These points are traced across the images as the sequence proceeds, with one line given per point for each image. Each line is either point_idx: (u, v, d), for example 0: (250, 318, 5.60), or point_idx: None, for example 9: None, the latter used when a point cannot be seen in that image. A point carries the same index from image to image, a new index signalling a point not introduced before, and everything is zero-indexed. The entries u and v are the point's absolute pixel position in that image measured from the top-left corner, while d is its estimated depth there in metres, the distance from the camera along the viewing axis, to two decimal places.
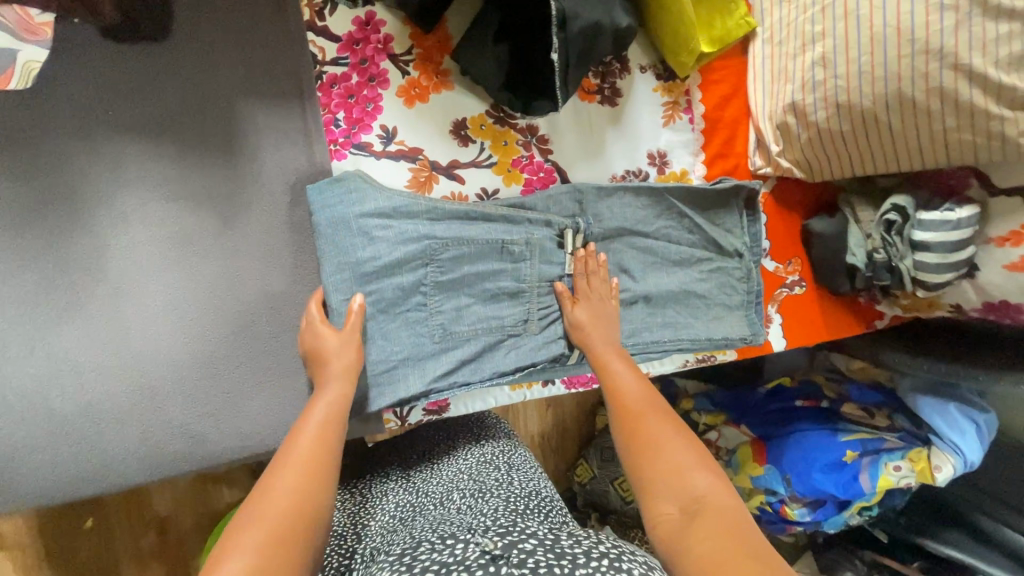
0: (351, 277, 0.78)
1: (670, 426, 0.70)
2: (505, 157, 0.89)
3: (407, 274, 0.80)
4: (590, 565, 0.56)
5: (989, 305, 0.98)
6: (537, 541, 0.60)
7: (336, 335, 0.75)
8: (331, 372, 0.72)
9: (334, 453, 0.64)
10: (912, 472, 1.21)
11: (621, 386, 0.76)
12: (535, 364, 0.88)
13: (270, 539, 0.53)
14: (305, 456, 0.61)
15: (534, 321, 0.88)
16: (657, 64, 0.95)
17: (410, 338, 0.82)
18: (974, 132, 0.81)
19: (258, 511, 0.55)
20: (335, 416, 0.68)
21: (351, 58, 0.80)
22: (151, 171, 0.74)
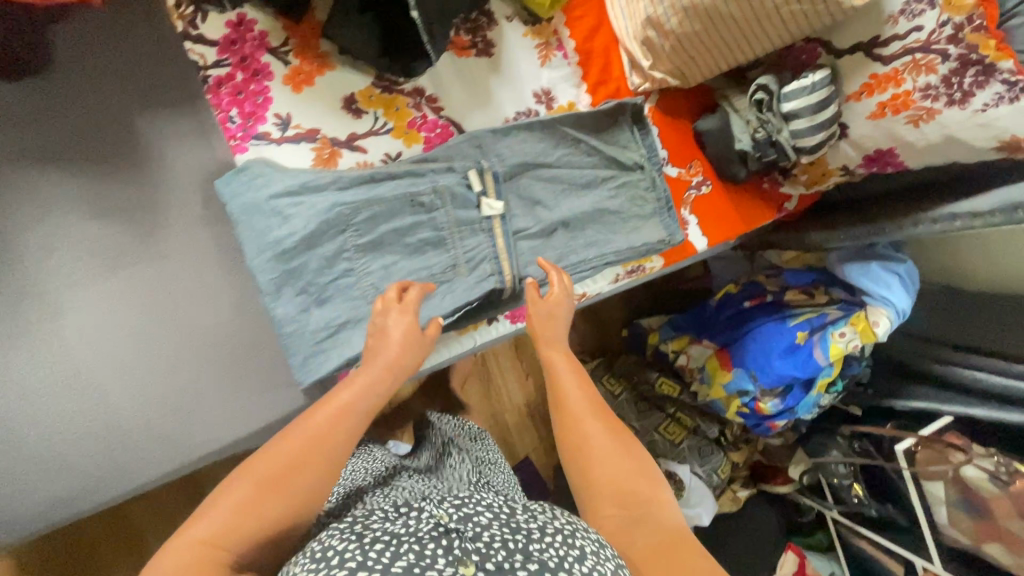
0: (274, 256, 0.82)
1: (621, 440, 0.80)
2: (400, 122, 0.95)
3: (327, 244, 0.86)
4: (544, 540, 0.59)
5: (868, 158, 1.07)
6: (494, 513, 0.62)
7: (402, 325, 0.80)
8: (383, 363, 0.76)
9: (347, 433, 0.69)
10: (856, 334, 1.29)
11: (564, 388, 0.86)
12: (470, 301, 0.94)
13: (241, 505, 0.61)
14: (314, 431, 0.67)
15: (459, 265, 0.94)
16: (521, 12, 1.03)
17: (346, 303, 0.87)
18: (800, 2, 0.91)
19: (244, 478, 0.63)
20: (354, 422, 0.70)
21: (231, 58, 0.85)
22: (62, 195, 0.77)
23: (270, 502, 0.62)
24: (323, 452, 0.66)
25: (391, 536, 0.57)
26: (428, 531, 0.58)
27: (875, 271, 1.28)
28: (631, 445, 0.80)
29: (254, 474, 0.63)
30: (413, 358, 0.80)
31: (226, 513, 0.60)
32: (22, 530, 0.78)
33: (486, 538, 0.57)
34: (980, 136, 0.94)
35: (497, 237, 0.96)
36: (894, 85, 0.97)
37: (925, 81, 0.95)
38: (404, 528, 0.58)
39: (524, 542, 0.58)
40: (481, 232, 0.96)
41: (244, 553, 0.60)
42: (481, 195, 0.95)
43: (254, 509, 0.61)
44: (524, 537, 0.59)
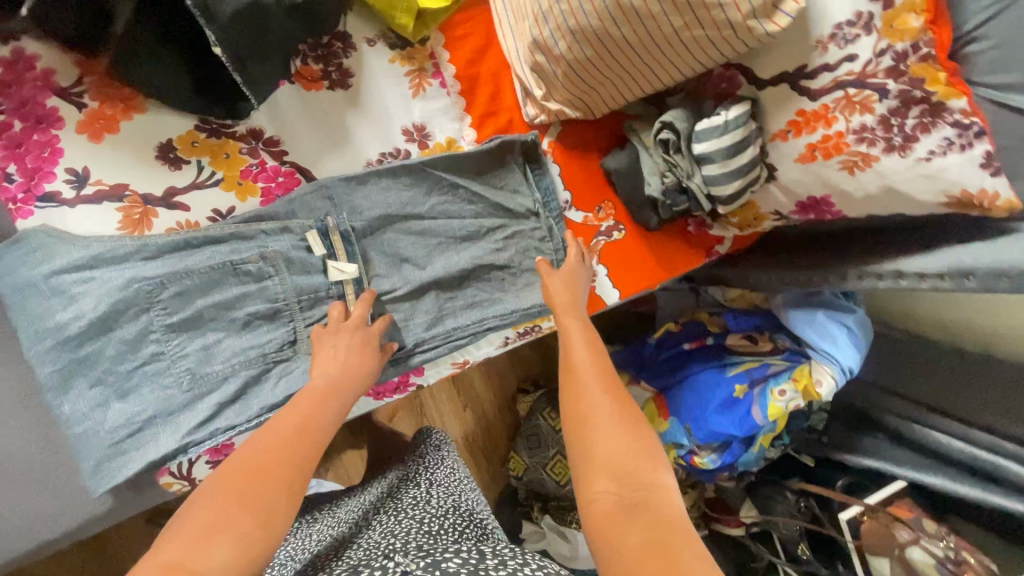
0: (56, 344, 0.70)
1: (627, 410, 0.67)
2: (231, 171, 0.81)
3: (127, 325, 0.73)
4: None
5: (801, 205, 0.91)
6: (462, 560, 0.70)
7: (347, 335, 0.78)
8: (327, 380, 0.72)
9: (315, 442, 0.65)
10: (797, 392, 1.14)
11: (573, 348, 0.77)
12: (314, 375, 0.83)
13: (211, 517, 0.54)
14: (282, 436, 0.63)
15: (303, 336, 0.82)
16: (386, 33, 0.88)
17: (154, 393, 0.75)
18: (703, 27, 0.74)
19: (207, 494, 0.56)
20: (316, 428, 0.66)
21: (7, 104, 0.71)
22: None
23: (242, 517, 0.55)
24: (296, 453, 0.62)
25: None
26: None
27: (820, 321, 1.13)
28: (633, 418, 0.66)
29: (222, 487, 0.57)
30: (375, 363, 0.78)
31: (186, 533, 0.53)
32: None
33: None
34: (924, 188, 0.78)
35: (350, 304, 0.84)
36: (825, 124, 0.80)
37: (860, 121, 0.78)
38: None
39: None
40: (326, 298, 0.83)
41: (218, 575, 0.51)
42: (329, 258, 0.83)
43: (227, 520, 0.54)
44: None
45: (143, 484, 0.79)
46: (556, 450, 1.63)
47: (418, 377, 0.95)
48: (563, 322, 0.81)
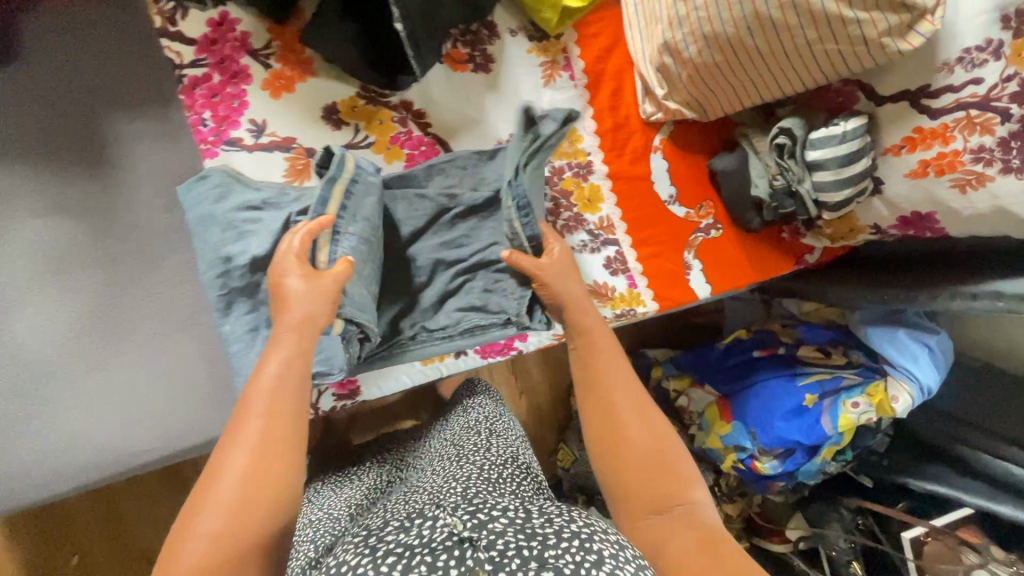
0: (227, 272, 0.80)
1: (657, 424, 0.71)
2: (382, 136, 0.90)
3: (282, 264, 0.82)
4: (561, 545, 0.49)
5: (903, 219, 0.94)
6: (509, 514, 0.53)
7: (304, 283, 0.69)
8: (290, 323, 0.66)
9: (290, 421, 0.60)
10: (871, 407, 1.16)
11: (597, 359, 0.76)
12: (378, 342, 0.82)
13: (225, 523, 0.54)
14: (260, 428, 0.58)
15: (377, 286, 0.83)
16: (527, 26, 0.96)
17: None
18: (836, 41, 0.80)
19: (213, 502, 0.54)
20: (291, 389, 0.62)
21: (210, 59, 0.82)
22: (22, 190, 0.75)
23: (255, 519, 0.55)
24: (276, 444, 0.58)
25: (405, 547, 0.48)
26: (438, 541, 0.48)
27: (902, 339, 1.15)
28: (666, 429, 0.71)
29: (229, 490, 0.55)
30: (327, 316, 0.69)
31: (204, 539, 0.53)
32: None
33: (501, 545, 0.48)
34: None
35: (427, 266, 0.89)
36: (942, 143, 0.84)
37: (979, 141, 0.81)
38: (418, 538, 0.48)
39: (540, 548, 0.48)
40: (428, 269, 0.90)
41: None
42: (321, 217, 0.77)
43: (241, 528, 0.54)
44: (541, 543, 0.49)
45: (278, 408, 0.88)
46: None
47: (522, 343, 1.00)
48: (577, 322, 0.80)
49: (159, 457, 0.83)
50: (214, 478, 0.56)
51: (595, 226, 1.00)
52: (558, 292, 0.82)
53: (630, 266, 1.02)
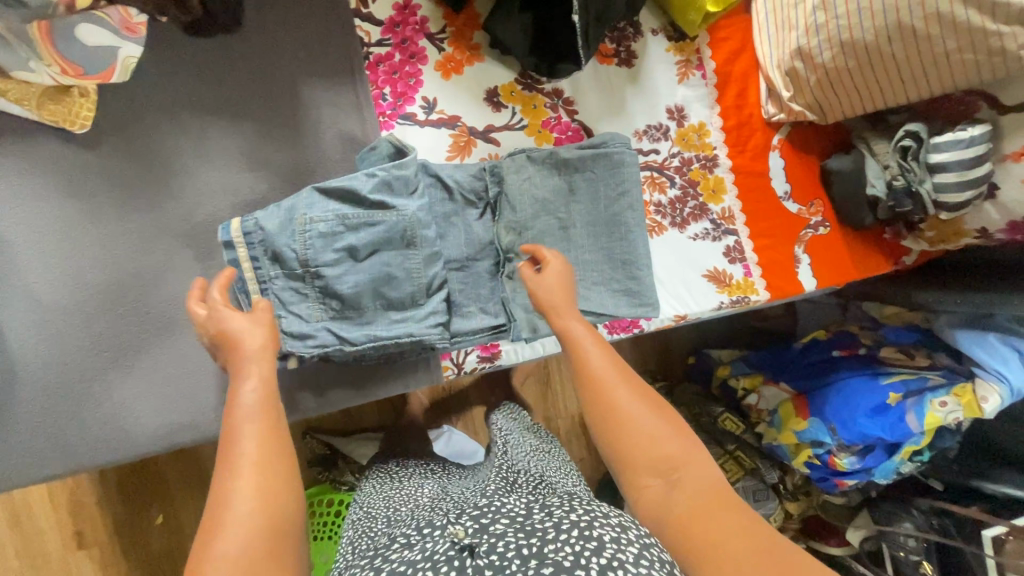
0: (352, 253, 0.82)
1: (650, 403, 0.62)
2: (535, 120, 0.97)
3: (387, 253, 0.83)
4: (559, 538, 0.55)
5: (1013, 224, 1.00)
6: (511, 517, 0.59)
7: (245, 316, 0.61)
8: (247, 353, 0.58)
9: (283, 441, 0.52)
10: (959, 406, 1.21)
11: (580, 347, 0.66)
12: (354, 347, 0.82)
13: (252, 550, 0.47)
14: (259, 461, 0.50)
15: (337, 292, 0.82)
16: (667, 26, 1.04)
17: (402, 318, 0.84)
18: (975, 51, 0.86)
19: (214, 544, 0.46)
20: (270, 408, 0.54)
21: (394, 39, 0.90)
22: (229, 146, 0.83)
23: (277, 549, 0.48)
24: (281, 470, 0.51)
25: (406, 565, 0.55)
26: (445, 551, 0.55)
27: (992, 343, 1.20)
28: (659, 407, 0.62)
29: (243, 531, 0.47)
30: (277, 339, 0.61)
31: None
32: (133, 451, 0.80)
33: (500, 548, 0.54)
34: None
35: (362, 270, 0.82)
36: None
37: None
38: (422, 552, 0.56)
39: (539, 545, 0.54)
40: (393, 267, 0.83)
41: None
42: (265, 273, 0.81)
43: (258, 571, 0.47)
44: (539, 540, 0.55)
45: (432, 362, 0.94)
46: None
47: (647, 321, 1.03)
48: (563, 325, 0.69)
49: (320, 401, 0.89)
50: (215, 517, 0.47)
51: (717, 216, 1.06)
52: (546, 288, 0.74)
53: (747, 255, 1.08)
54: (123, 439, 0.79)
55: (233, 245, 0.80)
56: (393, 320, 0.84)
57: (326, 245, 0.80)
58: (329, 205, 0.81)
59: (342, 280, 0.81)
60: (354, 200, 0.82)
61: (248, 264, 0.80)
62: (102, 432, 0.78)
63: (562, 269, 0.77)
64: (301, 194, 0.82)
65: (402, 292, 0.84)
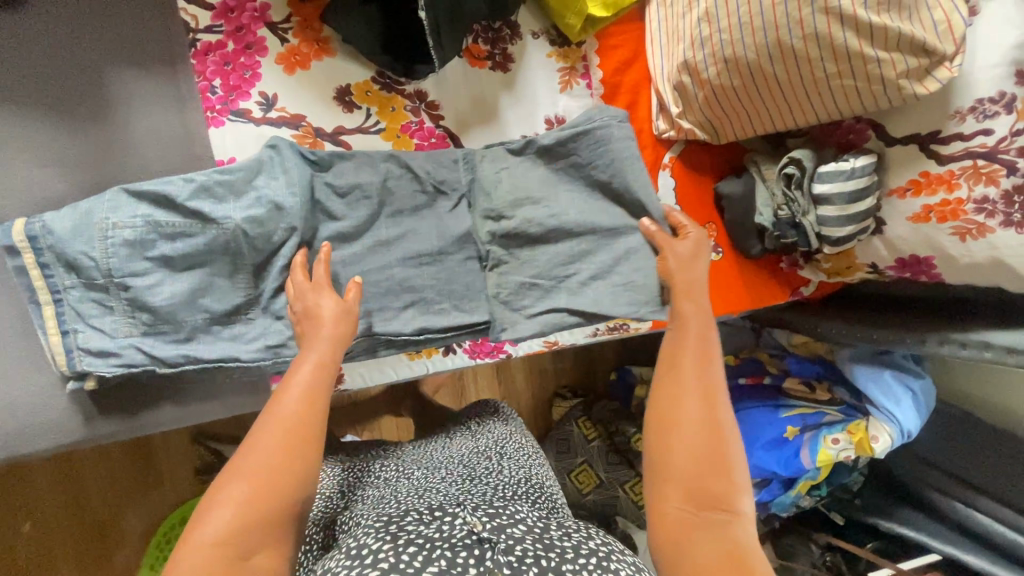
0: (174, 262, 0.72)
1: (717, 412, 0.67)
2: (393, 124, 0.89)
3: (212, 265, 0.73)
4: (577, 561, 0.59)
5: (901, 262, 0.95)
6: (528, 526, 0.63)
7: (336, 301, 0.71)
8: (323, 334, 0.68)
9: (319, 418, 0.62)
10: (851, 444, 1.16)
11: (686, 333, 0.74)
12: (166, 367, 0.72)
13: (250, 509, 0.56)
14: (297, 416, 0.61)
15: (148, 304, 0.70)
16: (550, 30, 0.96)
17: (231, 338, 0.75)
18: (855, 77, 0.81)
19: (242, 470, 0.57)
20: (322, 396, 0.64)
21: (226, 26, 0.81)
22: (17, 137, 0.73)
23: (282, 497, 0.57)
24: (310, 435, 0.61)
25: (424, 541, 0.58)
26: (461, 539, 0.59)
27: (886, 380, 1.16)
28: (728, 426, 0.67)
29: (247, 479, 0.57)
30: (350, 326, 0.70)
31: (235, 503, 0.56)
32: None
33: (519, 552, 0.58)
34: None
35: (180, 282, 0.72)
36: (946, 189, 0.85)
37: (983, 192, 0.82)
38: (438, 533, 0.59)
39: (555, 560, 0.58)
40: (220, 278, 0.74)
41: (262, 553, 0.56)
42: (63, 282, 0.69)
43: (264, 503, 0.57)
44: (558, 555, 0.59)
45: (261, 386, 0.85)
46: (584, 458, 1.62)
47: (512, 346, 0.98)
48: (680, 309, 0.75)
49: (131, 424, 0.78)
50: (250, 450, 0.59)
51: None
52: (672, 271, 0.78)
53: None
54: None
55: (18, 251, 0.68)
56: (221, 338, 0.75)
57: (134, 254, 0.70)
58: (139, 208, 0.70)
59: (153, 292, 0.71)
60: (170, 205, 0.71)
61: (37, 272, 0.68)
62: None
63: (698, 241, 0.81)
64: (106, 193, 0.70)
65: (227, 304, 0.74)
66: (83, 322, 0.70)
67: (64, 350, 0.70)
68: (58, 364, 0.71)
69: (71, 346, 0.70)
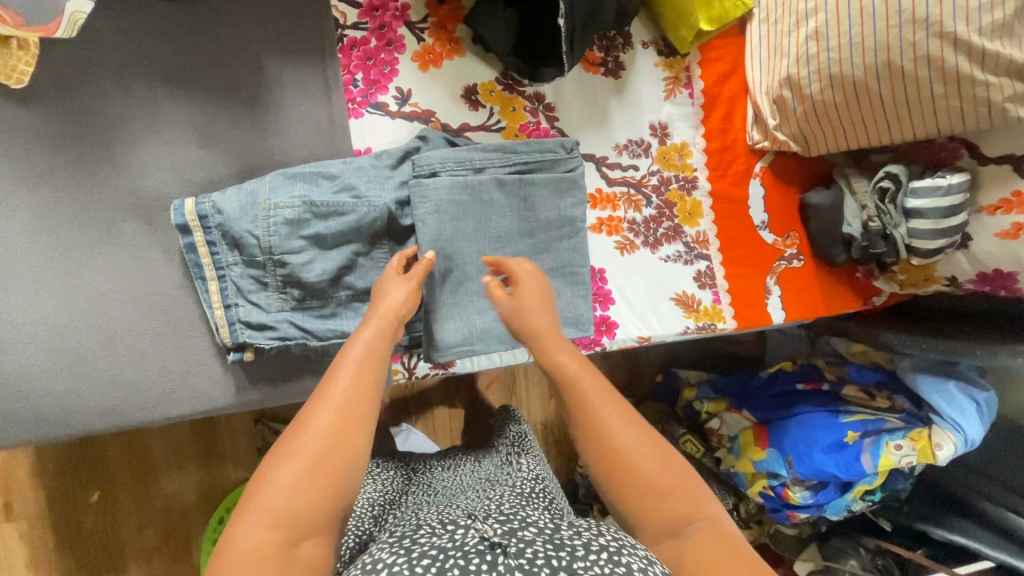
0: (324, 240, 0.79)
1: (656, 444, 0.62)
2: (513, 123, 0.93)
3: (355, 242, 0.80)
4: (589, 558, 0.51)
5: (982, 276, 0.99)
6: (539, 528, 0.56)
7: (405, 283, 0.73)
8: (380, 313, 0.69)
9: (374, 389, 0.60)
10: (913, 451, 1.22)
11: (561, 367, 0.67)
12: (317, 341, 0.80)
13: (299, 486, 0.52)
14: (345, 391, 0.58)
15: (302, 280, 0.79)
16: (657, 40, 1.01)
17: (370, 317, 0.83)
18: (960, 99, 0.85)
19: (293, 450, 0.54)
20: (375, 361, 0.62)
21: (371, 24, 0.85)
22: (183, 118, 0.78)
23: (327, 478, 0.53)
24: (360, 407, 0.58)
25: (438, 551, 0.50)
26: (472, 546, 0.51)
27: (951, 390, 1.21)
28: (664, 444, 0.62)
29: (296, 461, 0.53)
30: (414, 307, 0.72)
31: (286, 485, 0.52)
32: (50, 431, 0.75)
33: (530, 554, 0.51)
34: None
35: (329, 258, 0.79)
36: None
37: None
38: (450, 541, 0.52)
39: (568, 559, 0.51)
40: (362, 257, 0.81)
41: (310, 541, 0.52)
42: (226, 259, 0.77)
43: (313, 489, 0.53)
44: (569, 554, 0.51)
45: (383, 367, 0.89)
46: None
47: (610, 339, 0.99)
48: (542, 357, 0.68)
49: (272, 394, 0.84)
50: (299, 432, 0.55)
51: (691, 239, 1.04)
52: (510, 316, 0.73)
53: (718, 282, 1.05)
54: (41, 418, 0.74)
55: (189, 229, 0.75)
56: (361, 314, 0.82)
57: (292, 232, 0.77)
58: (295, 189, 0.78)
59: (308, 269, 0.78)
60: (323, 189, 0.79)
61: (206, 249, 0.76)
62: (17, 411, 0.73)
63: (524, 274, 0.77)
64: (265, 177, 0.78)
65: (369, 282, 0.82)
66: (243, 297, 0.78)
67: (227, 322, 0.78)
68: (220, 336, 0.78)
69: (233, 319, 0.78)
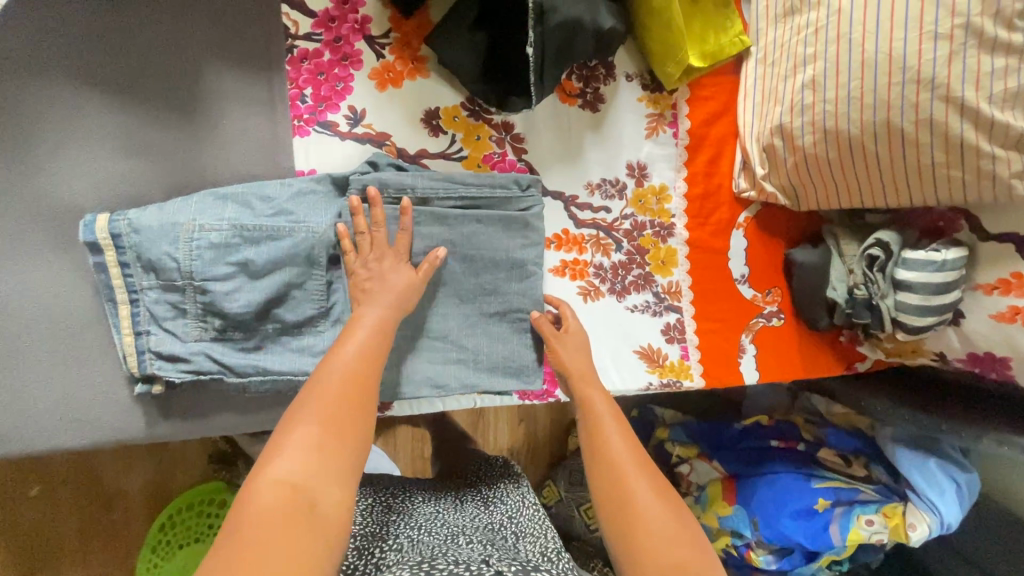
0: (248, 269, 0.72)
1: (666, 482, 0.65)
2: (476, 152, 0.86)
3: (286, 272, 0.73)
4: None
5: (973, 356, 0.91)
6: None
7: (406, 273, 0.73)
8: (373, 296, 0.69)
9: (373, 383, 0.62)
10: (885, 528, 1.15)
11: (592, 400, 0.73)
12: (234, 377, 0.74)
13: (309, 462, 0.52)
14: (351, 378, 0.60)
15: (222, 310, 0.72)
16: (645, 73, 0.94)
17: (295, 353, 0.76)
18: (963, 169, 0.77)
19: (306, 421, 0.55)
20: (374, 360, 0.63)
21: (326, 36, 0.79)
22: (107, 124, 0.71)
23: (333, 462, 0.54)
24: (361, 400, 0.59)
25: None
26: None
27: (931, 468, 1.14)
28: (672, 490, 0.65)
29: (305, 437, 0.54)
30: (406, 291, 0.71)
31: (297, 455, 0.53)
32: None
33: None
34: None
35: (254, 289, 0.72)
36: None
37: None
38: None
39: None
40: (294, 289, 0.75)
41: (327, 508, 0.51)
42: (140, 282, 0.71)
43: (322, 461, 0.53)
44: None
45: None
46: None
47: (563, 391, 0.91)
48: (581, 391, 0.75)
49: (187, 426, 0.78)
50: (305, 407, 0.56)
51: (662, 289, 0.97)
52: (563, 361, 0.79)
53: (688, 336, 0.98)
54: None
55: (100, 248, 0.69)
56: (288, 349, 0.76)
57: (215, 258, 0.71)
58: (224, 212, 0.72)
59: (227, 300, 0.71)
60: (255, 213, 0.73)
61: (117, 270, 0.70)
62: None
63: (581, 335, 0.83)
64: (191, 197, 0.72)
65: (298, 316, 0.75)
66: (156, 325, 0.72)
67: (135, 351, 0.71)
68: (128, 364, 0.72)
69: (142, 348, 0.71)
